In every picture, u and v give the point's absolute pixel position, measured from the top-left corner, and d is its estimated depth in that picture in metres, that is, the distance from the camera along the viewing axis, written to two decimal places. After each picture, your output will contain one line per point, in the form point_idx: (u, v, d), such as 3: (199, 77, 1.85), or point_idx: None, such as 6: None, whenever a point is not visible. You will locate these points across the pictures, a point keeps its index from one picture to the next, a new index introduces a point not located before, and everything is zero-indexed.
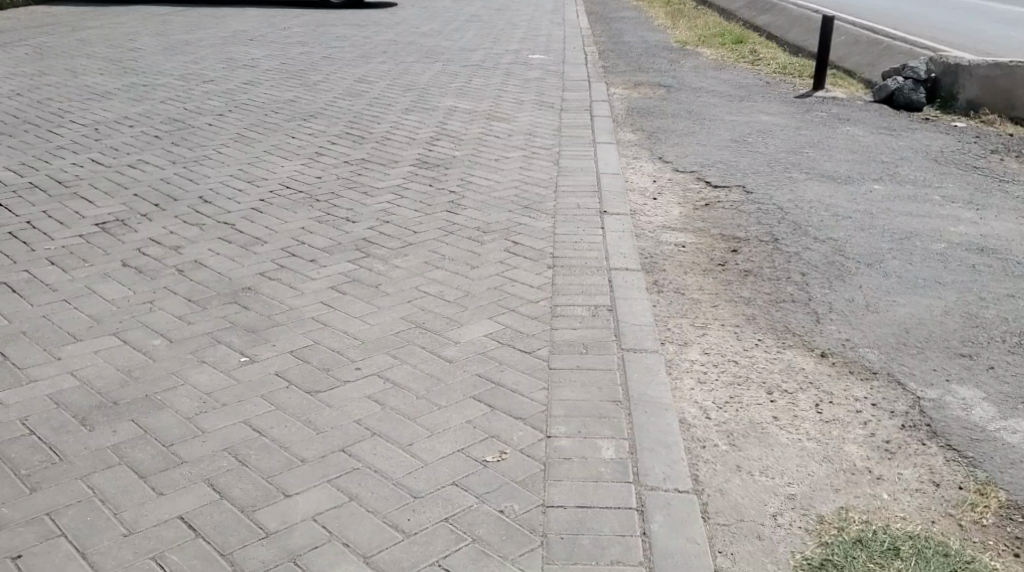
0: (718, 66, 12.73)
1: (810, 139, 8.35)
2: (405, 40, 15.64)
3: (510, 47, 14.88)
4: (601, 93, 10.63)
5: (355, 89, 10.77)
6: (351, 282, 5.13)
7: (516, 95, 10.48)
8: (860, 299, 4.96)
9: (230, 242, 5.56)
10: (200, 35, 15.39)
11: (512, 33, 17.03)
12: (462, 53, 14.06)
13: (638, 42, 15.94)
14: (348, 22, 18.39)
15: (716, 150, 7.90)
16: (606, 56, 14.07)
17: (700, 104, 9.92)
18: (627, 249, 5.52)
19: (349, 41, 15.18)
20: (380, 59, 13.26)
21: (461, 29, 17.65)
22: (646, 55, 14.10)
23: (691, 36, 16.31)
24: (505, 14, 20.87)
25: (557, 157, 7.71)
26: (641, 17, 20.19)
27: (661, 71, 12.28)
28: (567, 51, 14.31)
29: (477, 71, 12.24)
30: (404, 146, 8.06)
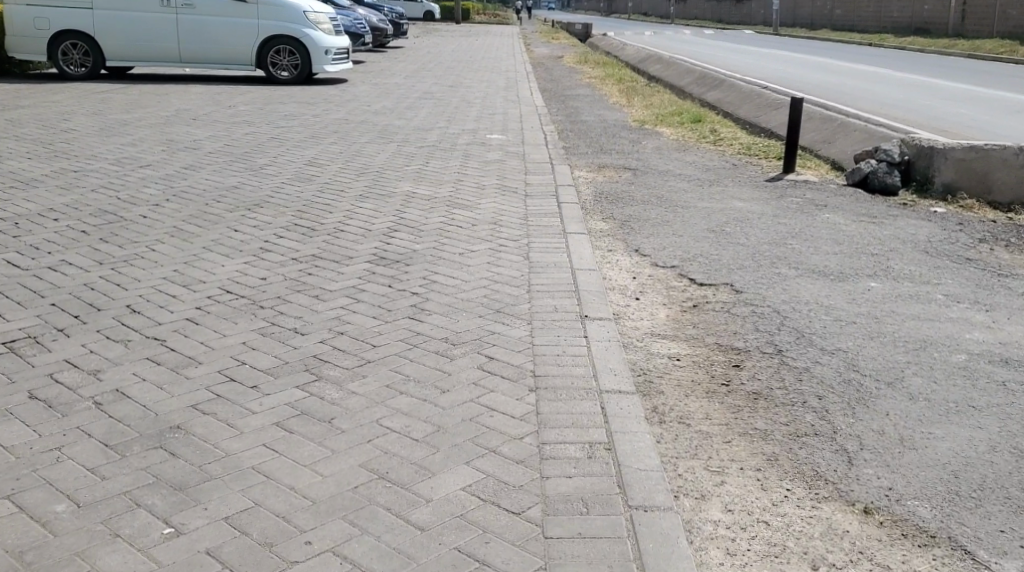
0: (682, 147, 12.30)
1: (789, 228, 7.82)
2: (355, 119, 15.08)
3: (465, 126, 14.39)
4: (565, 176, 10.11)
5: (304, 174, 10.15)
6: (301, 416, 4.44)
7: (475, 179, 9.93)
8: (893, 433, 4.39)
9: (160, 363, 4.86)
10: (140, 114, 14.72)
11: (465, 111, 16.59)
12: (415, 133, 13.53)
13: (596, 121, 15.53)
14: (296, 100, 17.82)
15: (695, 241, 7.35)
16: (565, 137, 13.62)
17: (669, 189, 9.43)
18: (616, 365, 4.91)
19: (297, 120, 14.60)
20: (329, 140, 12.68)
21: (414, 107, 17.17)
22: (606, 135, 13.66)
23: (649, 115, 15.95)
24: (457, 91, 20.47)
25: (525, 251, 7.11)
26: (595, 95, 19.88)
27: (625, 152, 11.81)
28: (524, 131, 13.83)
29: (433, 152, 11.69)
30: (358, 239, 7.43)
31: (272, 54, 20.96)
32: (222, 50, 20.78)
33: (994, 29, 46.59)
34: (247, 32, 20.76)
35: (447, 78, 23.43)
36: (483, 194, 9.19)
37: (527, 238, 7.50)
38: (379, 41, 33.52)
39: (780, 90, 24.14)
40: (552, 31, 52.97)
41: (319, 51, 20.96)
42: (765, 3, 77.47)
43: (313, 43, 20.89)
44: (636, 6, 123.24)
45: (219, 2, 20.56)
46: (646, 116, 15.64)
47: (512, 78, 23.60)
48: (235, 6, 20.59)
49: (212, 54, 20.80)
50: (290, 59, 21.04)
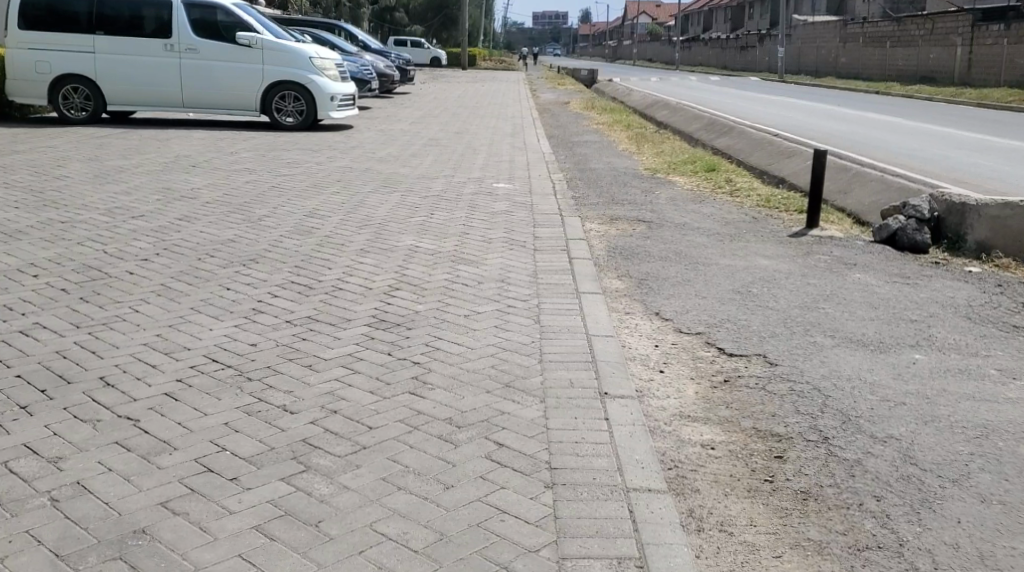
0: (697, 197, 11.82)
1: (819, 289, 7.31)
2: (359, 166, 14.65)
3: (472, 174, 13.95)
4: (577, 229, 9.63)
5: (304, 225, 9.70)
6: (286, 526, 3.98)
7: (483, 231, 9.46)
8: (972, 546, 3.89)
9: (132, 454, 4.41)
10: (137, 160, 14.30)
11: (472, 158, 16.17)
12: (420, 181, 13.09)
13: (606, 169, 15.09)
14: (299, 146, 17.43)
15: (719, 303, 6.85)
16: (575, 186, 13.17)
17: (688, 244, 8.94)
18: (643, 457, 4.43)
19: (299, 167, 14.18)
20: (332, 188, 12.23)
21: (419, 154, 16.75)
22: (618, 184, 13.20)
23: (660, 163, 15.51)
24: (464, 138, 20.09)
25: (537, 312, 6.62)
26: (605, 142, 19.48)
27: (638, 203, 11.34)
28: (533, 180, 13.39)
29: (438, 203, 11.23)
30: (357, 298, 6.95)
31: (277, 99, 20.61)
32: (226, 96, 20.37)
33: (1001, 77, 46.33)
34: (252, 77, 20.33)
35: (453, 124, 23.07)
36: (493, 248, 8.71)
37: (539, 297, 7.01)
38: (385, 86, 33.22)
39: (792, 137, 23.74)
40: (558, 77, 52.83)
41: (324, 97, 20.62)
42: (771, 50, 77.50)
43: (318, 89, 20.50)
44: (641, 52, 123.61)
45: (223, 48, 20.16)
46: (658, 165, 15.20)
47: (519, 124, 23.23)
48: (240, 52, 20.20)
49: (215, 99, 20.42)
50: (295, 105, 20.73)
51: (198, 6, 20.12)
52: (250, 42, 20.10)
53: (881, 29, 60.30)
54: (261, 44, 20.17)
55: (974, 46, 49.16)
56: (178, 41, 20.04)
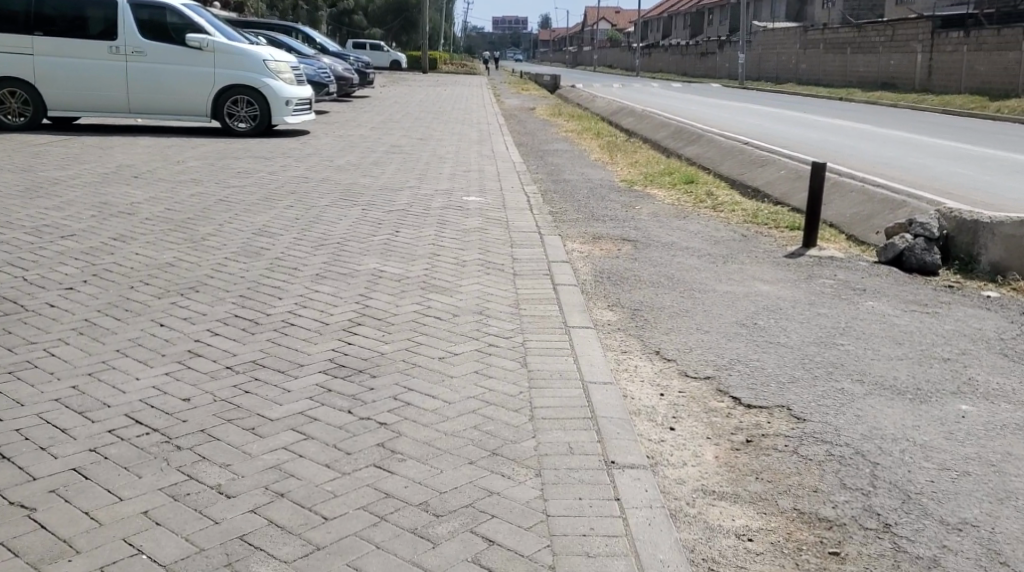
0: (681, 214, 11.01)
1: (832, 320, 6.50)
2: (316, 176, 13.74)
3: (438, 186, 13.07)
4: (557, 250, 8.78)
5: (253, 245, 8.80)
6: None
7: (453, 252, 8.60)
8: None
9: (40, 558, 3.93)
10: (76, 171, 13.29)
11: (437, 168, 15.31)
12: (382, 193, 12.22)
13: (578, 180, 14.27)
14: (254, 154, 16.48)
15: (726, 339, 6.02)
16: (549, 198, 12.33)
17: (680, 267, 8.11)
18: (671, 554, 3.99)
19: (252, 178, 13.23)
20: (286, 201, 11.32)
21: (381, 163, 15.84)
22: (595, 197, 12.37)
23: (636, 174, 14.72)
24: (428, 146, 19.22)
25: (520, 353, 5.79)
26: (574, 150, 18.70)
27: (618, 219, 10.51)
28: (503, 192, 12.55)
29: (402, 218, 10.37)
30: (312, 335, 6.12)
31: (229, 104, 19.63)
32: (174, 101, 19.35)
33: (962, 84, 46.09)
34: (203, 81, 19.34)
35: (415, 131, 22.18)
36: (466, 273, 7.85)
37: (522, 332, 6.19)
38: (343, 91, 32.22)
39: (762, 145, 23.11)
40: (520, 82, 51.95)
41: (279, 101, 19.74)
42: (731, 57, 77.18)
43: (272, 93, 19.63)
44: (601, 59, 123.17)
45: (172, 50, 19.16)
46: (634, 176, 14.39)
47: (485, 131, 22.39)
48: (190, 54, 19.22)
49: (163, 104, 19.38)
50: (248, 110, 19.78)
51: (145, 6, 19.13)
52: (201, 44, 19.16)
53: (841, 36, 60.01)
54: (212, 46, 19.22)
55: (935, 52, 48.94)
56: (123, 43, 18.99)
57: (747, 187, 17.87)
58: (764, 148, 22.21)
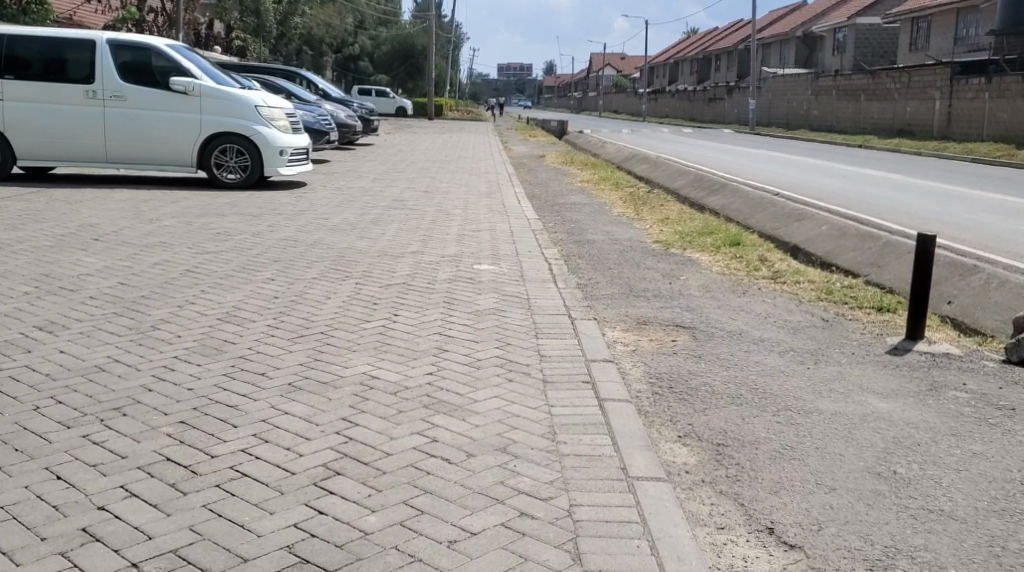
0: (737, 287, 9.17)
1: (1000, 469, 4.78)
2: (307, 237, 12.01)
3: (445, 249, 11.33)
4: (600, 342, 6.99)
5: (214, 334, 7.06)
6: None
7: (465, 345, 6.80)
8: None
9: None
10: (29, 233, 11.56)
11: (442, 226, 13.57)
12: (379, 259, 10.47)
13: (604, 241, 12.49)
14: (240, 210, 14.77)
15: (863, 506, 4.49)
16: (575, 265, 10.54)
17: (760, 374, 6.31)
18: None
19: (232, 241, 11.48)
20: (266, 270, 9.60)
21: (381, 220, 14.10)
22: (630, 263, 10.58)
23: (669, 233, 12.93)
24: (434, 199, 17.51)
25: (571, 533, 4.36)
26: (594, 203, 16.95)
27: (664, 294, 8.69)
28: (522, 258, 10.77)
29: (403, 294, 8.58)
30: (267, 498, 4.62)
31: (217, 154, 17.89)
32: (156, 149, 17.64)
33: (984, 131, 44.34)
34: (189, 128, 17.60)
35: (419, 182, 20.49)
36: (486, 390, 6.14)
37: (565, 484, 4.71)
38: (346, 137, 30.66)
39: (793, 197, 21.40)
40: (528, 129, 50.38)
41: (272, 151, 17.95)
42: (740, 102, 75.70)
43: (265, 142, 17.86)
44: (608, 104, 121.98)
45: (155, 95, 17.47)
46: (669, 237, 12.61)
47: (495, 182, 20.70)
48: (174, 100, 17.53)
49: (144, 153, 17.68)
50: (238, 159, 18.02)
51: (127, 48, 17.54)
52: (187, 88, 17.42)
53: (855, 82, 58.41)
54: (200, 91, 17.52)
55: (953, 98, 47.26)
56: (101, 87, 17.35)
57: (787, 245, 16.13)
58: (795, 201, 20.47)
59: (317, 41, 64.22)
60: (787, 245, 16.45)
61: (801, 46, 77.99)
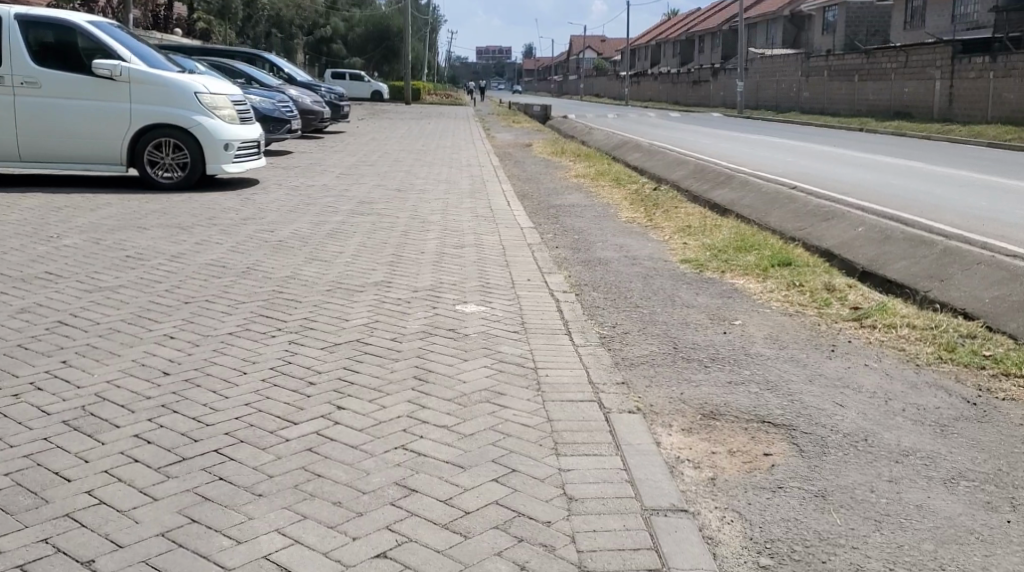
0: (817, 340, 6.71)
1: None
2: (241, 262, 9.47)
3: (418, 275, 8.82)
4: (659, 468, 4.70)
5: (38, 471, 4.84)
6: None
7: (452, 482, 4.70)
8: None
9: None
10: None
11: (417, 240, 11.06)
12: (331, 294, 7.96)
13: (618, 259, 10.01)
14: (168, 219, 12.22)
15: None
16: (586, 299, 8.02)
17: (938, 551, 4.10)
18: None
19: (140, 269, 8.93)
20: (171, 319, 7.02)
21: (339, 233, 11.57)
22: (660, 297, 8.10)
23: (697, 249, 10.47)
24: (406, 201, 15.00)
25: None
26: (594, 206, 14.46)
27: (722, 355, 6.20)
28: (516, 289, 8.27)
29: (359, 358, 6.17)
30: None
31: (150, 149, 15.29)
32: (78, 144, 15.01)
33: (988, 114, 41.87)
34: (115, 119, 14.99)
35: (390, 179, 17.92)
36: None
37: None
38: (313, 126, 28.03)
39: (813, 190, 19.08)
40: (510, 115, 47.70)
41: (215, 145, 15.33)
42: (727, 85, 73.10)
43: (206, 135, 15.24)
44: (589, 88, 119.40)
45: (76, 80, 14.85)
46: (699, 254, 10.12)
47: (478, 178, 18.19)
48: (98, 86, 14.92)
49: (63, 149, 15.02)
50: (174, 155, 15.41)
51: (42, 26, 14.88)
52: (113, 72, 14.72)
53: (847, 62, 55.91)
54: (129, 75, 14.92)
55: (955, 80, 44.80)
56: (10, 72, 14.70)
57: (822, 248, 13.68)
58: (819, 196, 18.07)
59: (288, 23, 61.16)
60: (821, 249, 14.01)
61: (788, 26, 75.37)
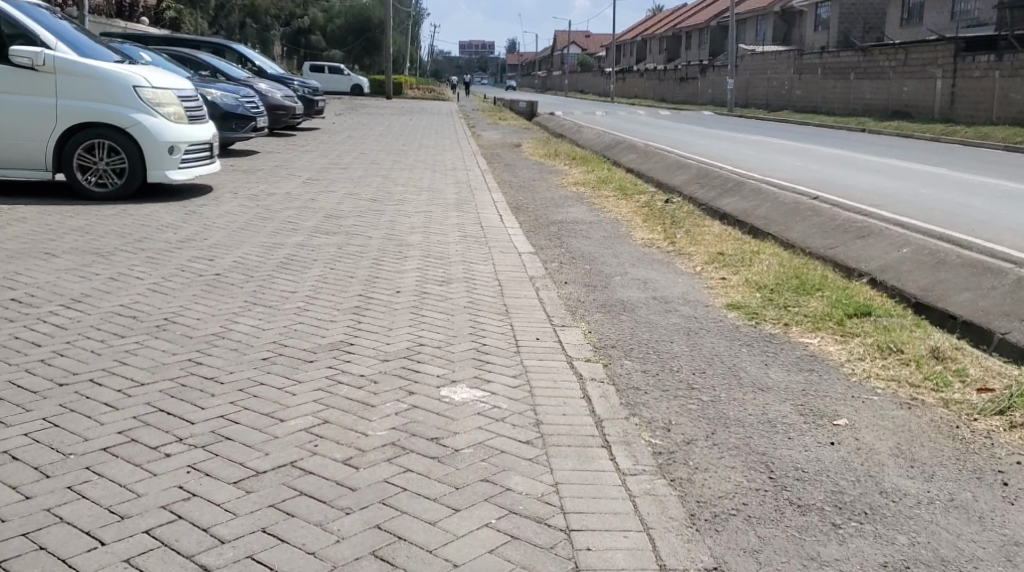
0: (963, 477, 4.65)
1: None
2: (158, 307, 7.38)
3: (389, 334, 6.69)
4: None
5: None
6: None
7: None
8: None
9: None
10: None
11: (393, 272, 8.96)
12: (267, 369, 5.85)
13: (645, 303, 7.88)
14: (86, 243, 10.11)
15: None
16: (615, 372, 5.89)
17: None
18: None
19: (19, 320, 6.84)
20: (26, 418, 5.07)
21: (296, 261, 9.46)
22: (718, 367, 5.96)
23: (741, 285, 8.41)
24: (380, 214, 12.89)
25: None
26: (598, 224, 12.40)
27: (851, 505, 4.40)
28: (520, 357, 6.13)
29: (296, 513, 4.32)
30: None
31: (80, 152, 13.19)
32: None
33: (993, 114, 39.14)
34: (39, 117, 12.91)
35: (363, 187, 15.78)
36: None
37: None
38: (284, 122, 25.80)
39: (834, 200, 17.05)
40: (495, 111, 45.52)
41: (158, 149, 13.22)
42: (717, 82, 70.78)
43: (147, 137, 13.12)
44: (573, 85, 117.00)
45: None
46: (745, 296, 8.01)
47: (463, 186, 16.09)
48: (20, 77, 12.85)
49: None
50: (110, 159, 13.29)
51: None
52: (34, 60, 12.64)
53: (842, 59, 53.69)
54: (55, 65, 12.84)
55: (958, 78, 42.10)
56: None
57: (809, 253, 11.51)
58: (844, 209, 16.02)
59: (265, 12, 58.70)
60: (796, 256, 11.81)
61: (779, 22, 73.03)
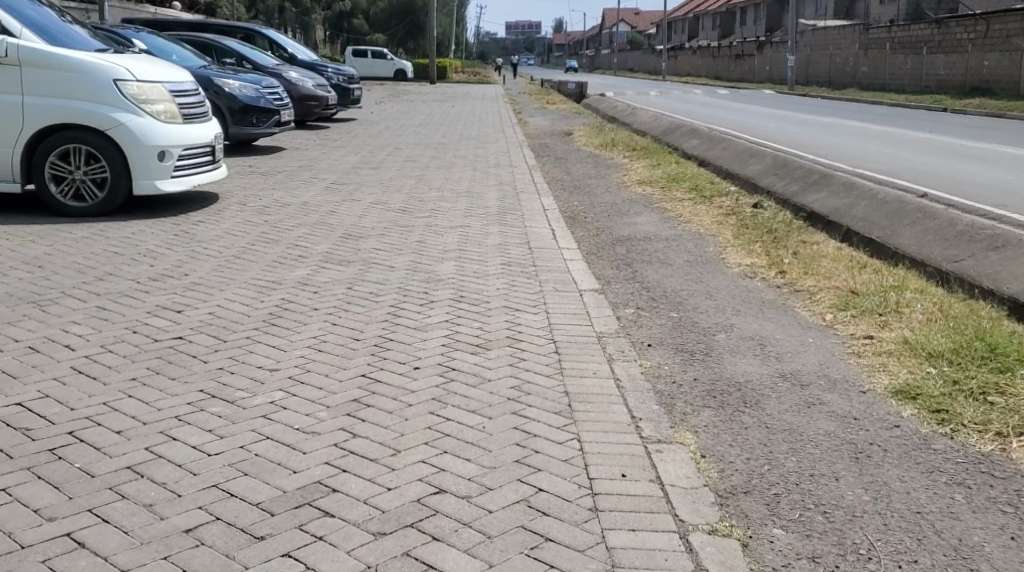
0: None
1: None
2: (70, 397, 5.24)
3: (396, 455, 4.56)
4: None
5: None
6: None
7: None
8: None
9: None
10: None
11: (415, 326, 6.68)
12: (186, 559, 3.84)
13: (772, 387, 5.47)
14: (33, 282, 7.97)
15: None
16: (765, 561, 3.89)
17: None
18: None
19: None
20: None
21: (292, 307, 7.26)
22: (935, 548, 3.94)
23: (900, 350, 6.03)
24: (410, 230, 10.67)
25: None
26: (674, 241, 10.07)
27: None
28: (598, 515, 4.11)
29: None
30: None
31: (53, 160, 10.99)
32: None
33: None
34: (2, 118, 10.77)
35: (394, 192, 13.56)
36: None
37: None
38: (317, 114, 23.63)
39: (941, 195, 14.58)
40: (544, 94, 43.12)
41: (145, 154, 10.99)
42: (776, 60, 67.36)
43: (131, 140, 10.90)
44: (623, 64, 113.98)
45: None
46: (913, 374, 5.56)
47: (509, 189, 13.80)
48: None
49: None
50: (88, 168, 11.05)
51: None
52: None
53: (914, 33, 50.51)
54: (19, 56, 10.68)
55: None
56: None
57: (918, 261, 8.65)
58: (956, 207, 13.54)
59: None
60: (891, 264, 9.01)
61: None
